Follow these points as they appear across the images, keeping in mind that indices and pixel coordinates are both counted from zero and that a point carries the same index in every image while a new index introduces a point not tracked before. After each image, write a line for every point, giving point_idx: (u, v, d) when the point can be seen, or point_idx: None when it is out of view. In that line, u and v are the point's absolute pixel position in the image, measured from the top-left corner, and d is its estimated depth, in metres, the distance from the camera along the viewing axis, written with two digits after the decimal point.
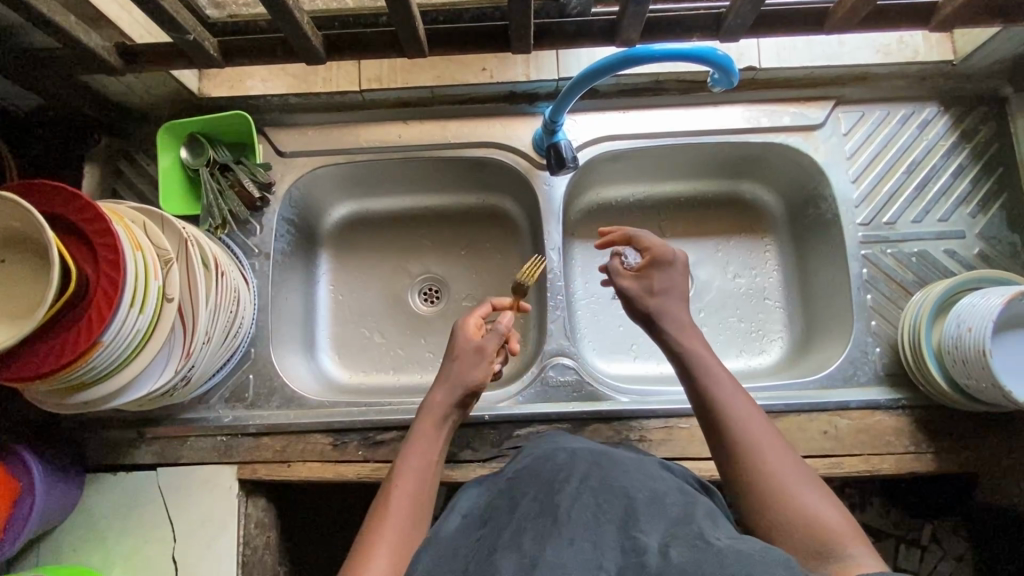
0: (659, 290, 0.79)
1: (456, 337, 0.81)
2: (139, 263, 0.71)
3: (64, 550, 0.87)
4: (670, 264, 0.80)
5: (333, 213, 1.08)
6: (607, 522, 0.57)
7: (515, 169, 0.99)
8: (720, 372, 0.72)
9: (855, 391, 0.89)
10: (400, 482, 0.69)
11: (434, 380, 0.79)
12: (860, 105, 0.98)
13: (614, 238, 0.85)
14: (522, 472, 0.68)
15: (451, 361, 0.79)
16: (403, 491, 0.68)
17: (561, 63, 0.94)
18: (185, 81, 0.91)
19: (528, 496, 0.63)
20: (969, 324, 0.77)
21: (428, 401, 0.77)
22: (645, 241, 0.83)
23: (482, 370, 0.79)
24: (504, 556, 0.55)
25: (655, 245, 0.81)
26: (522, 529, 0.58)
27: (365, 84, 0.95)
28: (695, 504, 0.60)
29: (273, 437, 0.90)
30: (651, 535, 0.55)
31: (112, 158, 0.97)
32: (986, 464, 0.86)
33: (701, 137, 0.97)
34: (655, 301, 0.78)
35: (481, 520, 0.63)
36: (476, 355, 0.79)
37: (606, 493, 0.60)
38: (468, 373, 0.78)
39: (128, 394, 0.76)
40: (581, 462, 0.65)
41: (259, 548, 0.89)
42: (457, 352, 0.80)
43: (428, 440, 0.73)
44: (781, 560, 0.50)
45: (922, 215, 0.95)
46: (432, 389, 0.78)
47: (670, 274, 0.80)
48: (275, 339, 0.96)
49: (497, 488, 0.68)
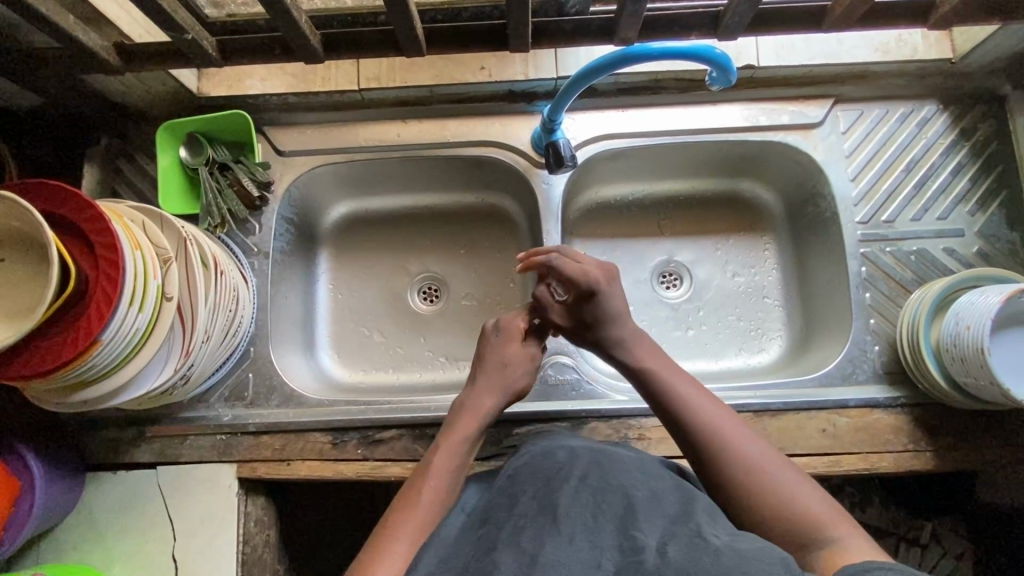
0: (593, 322, 0.79)
1: (507, 337, 0.80)
2: (139, 262, 0.71)
3: (64, 549, 0.87)
4: (595, 293, 0.78)
5: (333, 212, 1.08)
6: (606, 520, 0.57)
7: (514, 168, 0.99)
8: (681, 381, 0.71)
9: (854, 389, 0.89)
10: (436, 480, 0.68)
11: (478, 380, 0.77)
12: (859, 104, 0.98)
13: (530, 263, 0.81)
14: (520, 469, 0.68)
15: (500, 362, 0.78)
16: (436, 489, 0.67)
17: (559, 61, 0.94)
18: (184, 80, 0.91)
19: (527, 493, 0.63)
20: (967, 322, 0.77)
21: (472, 400, 0.76)
22: (565, 269, 0.79)
23: (527, 378, 0.79)
24: (503, 552, 0.55)
25: (575, 277, 0.78)
26: (521, 526, 0.58)
27: (364, 83, 0.95)
28: (693, 500, 0.60)
29: (273, 435, 0.90)
30: (650, 534, 0.55)
31: (110, 158, 0.97)
32: (985, 462, 0.86)
33: (700, 136, 0.97)
34: (593, 333, 0.78)
35: (482, 519, 0.63)
36: (525, 363, 0.79)
37: (604, 490, 0.60)
38: (512, 378, 0.78)
39: (128, 393, 0.77)
40: (580, 460, 0.66)
41: (259, 547, 0.89)
42: (507, 353, 0.79)
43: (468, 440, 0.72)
44: (780, 560, 0.50)
45: (921, 214, 0.95)
46: (477, 387, 0.77)
47: (598, 304, 0.78)
48: (275, 338, 0.96)
49: (496, 486, 0.68)
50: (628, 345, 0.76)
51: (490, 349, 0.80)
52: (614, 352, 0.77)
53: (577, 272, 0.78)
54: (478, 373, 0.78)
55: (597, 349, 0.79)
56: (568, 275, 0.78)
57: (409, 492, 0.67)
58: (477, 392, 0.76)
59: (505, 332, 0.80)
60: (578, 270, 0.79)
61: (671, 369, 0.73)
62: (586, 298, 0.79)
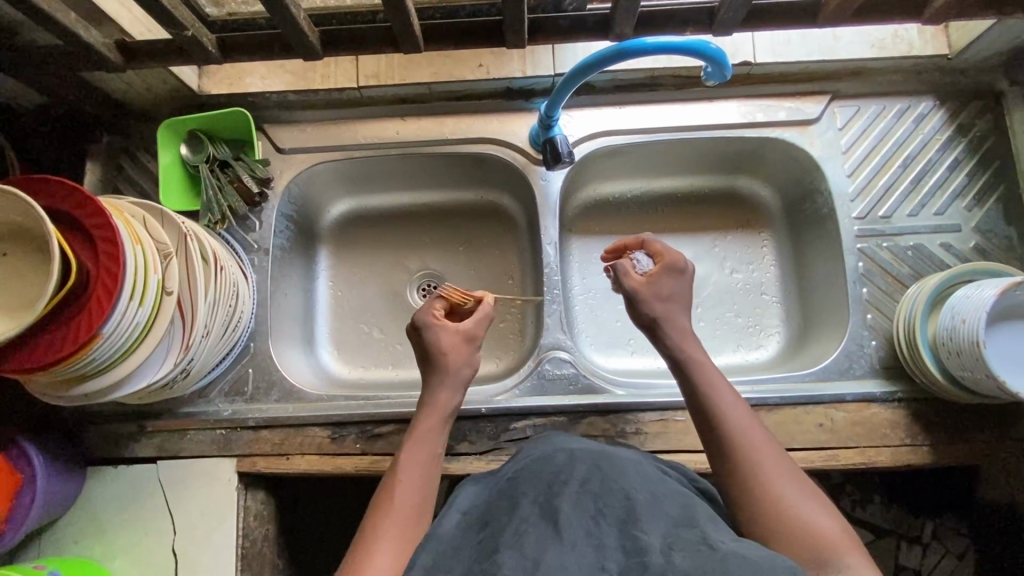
0: (668, 297, 0.79)
1: (437, 331, 0.79)
2: (139, 256, 0.73)
3: (65, 542, 0.87)
4: (676, 271, 0.80)
5: (333, 210, 1.09)
6: (609, 524, 0.58)
7: (512, 165, 0.99)
8: (720, 383, 0.72)
9: (851, 384, 0.89)
10: (407, 475, 0.69)
11: (429, 382, 0.78)
12: (855, 100, 0.98)
13: (628, 244, 0.88)
14: (521, 472, 0.68)
15: (440, 354, 0.78)
16: (412, 483, 0.69)
17: (556, 58, 0.95)
18: (185, 78, 0.92)
19: (529, 495, 0.63)
20: (963, 316, 0.78)
21: (430, 396, 0.77)
22: (656, 247, 0.83)
23: (473, 358, 0.79)
24: (506, 553, 0.56)
25: (665, 250, 0.82)
26: (524, 528, 0.58)
27: (363, 81, 0.95)
28: (694, 504, 0.62)
29: (272, 430, 0.91)
30: (653, 535, 0.56)
31: (113, 155, 0.98)
32: (983, 457, 0.86)
33: (696, 132, 0.98)
34: (661, 308, 0.78)
35: (482, 522, 0.64)
36: (466, 344, 0.79)
37: (606, 494, 0.61)
38: (460, 367, 0.78)
39: (128, 386, 0.77)
40: (581, 462, 0.66)
41: (258, 540, 0.90)
42: (444, 346, 0.78)
43: (433, 436, 0.74)
44: (786, 569, 0.51)
45: (917, 209, 0.95)
46: (434, 381, 0.77)
47: (678, 283, 0.80)
48: (275, 334, 0.97)
49: (498, 486, 0.69)
50: (686, 333, 0.77)
51: (423, 341, 0.79)
52: (665, 337, 0.77)
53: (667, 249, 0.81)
54: (425, 374, 0.78)
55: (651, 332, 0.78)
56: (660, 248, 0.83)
57: (385, 493, 0.68)
58: (438, 387, 0.77)
59: (425, 324, 0.79)
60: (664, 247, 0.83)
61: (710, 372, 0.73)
62: (670, 272, 0.80)
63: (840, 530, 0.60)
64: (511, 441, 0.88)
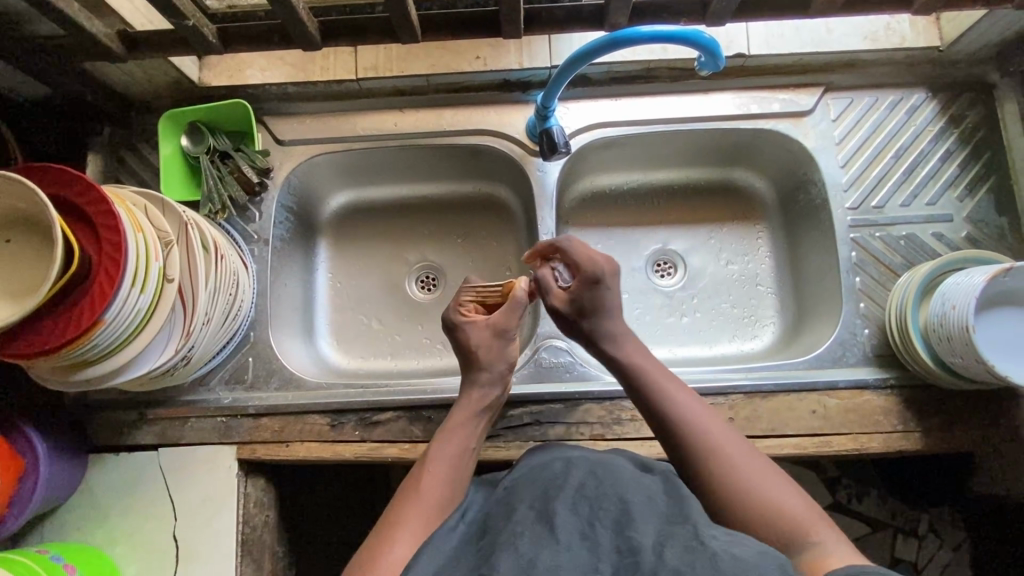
0: (591, 310, 0.79)
1: (466, 330, 0.82)
2: (140, 244, 0.74)
3: (68, 529, 0.88)
4: (599, 281, 0.79)
5: (332, 202, 1.10)
6: (603, 525, 0.58)
7: (509, 156, 1.00)
8: (676, 390, 0.73)
9: (844, 371, 0.90)
10: (435, 465, 0.71)
11: (466, 380, 0.81)
12: (849, 92, 0.99)
13: (545, 250, 0.86)
14: (517, 482, 0.68)
15: (472, 351, 0.81)
16: (438, 474, 0.70)
17: (553, 50, 0.96)
18: (186, 70, 0.93)
19: (524, 503, 0.63)
20: (953, 302, 0.79)
21: (467, 393, 0.80)
22: (575, 253, 0.82)
23: (506, 352, 0.82)
24: (502, 557, 0.55)
25: (582, 262, 0.80)
26: (519, 533, 0.58)
27: (362, 72, 0.96)
28: (688, 503, 0.61)
29: (272, 417, 0.92)
30: (646, 534, 0.56)
31: (114, 148, 0.99)
32: (974, 443, 0.87)
33: (692, 124, 0.99)
34: (589, 321, 0.80)
35: (481, 532, 0.63)
36: (497, 339, 0.81)
37: (601, 498, 0.61)
38: (495, 361, 0.81)
39: (129, 373, 0.78)
40: (578, 470, 0.66)
41: (258, 527, 0.91)
42: (475, 343, 0.81)
43: (466, 428, 0.77)
44: (774, 567, 0.51)
45: (909, 199, 0.96)
46: (470, 379, 0.81)
47: (599, 293, 0.79)
48: (275, 323, 0.98)
49: (495, 498, 0.68)
50: (619, 337, 0.79)
51: (457, 339, 0.83)
52: (603, 344, 0.79)
53: (586, 256, 0.80)
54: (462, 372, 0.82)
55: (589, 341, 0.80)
56: (578, 258, 0.81)
57: (412, 483, 0.70)
58: (472, 383, 0.81)
59: (456, 322, 0.83)
60: (583, 254, 0.81)
61: (661, 373, 0.75)
62: (588, 285, 0.80)
63: (825, 523, 0.60)
64: (508, 428, 0.89)
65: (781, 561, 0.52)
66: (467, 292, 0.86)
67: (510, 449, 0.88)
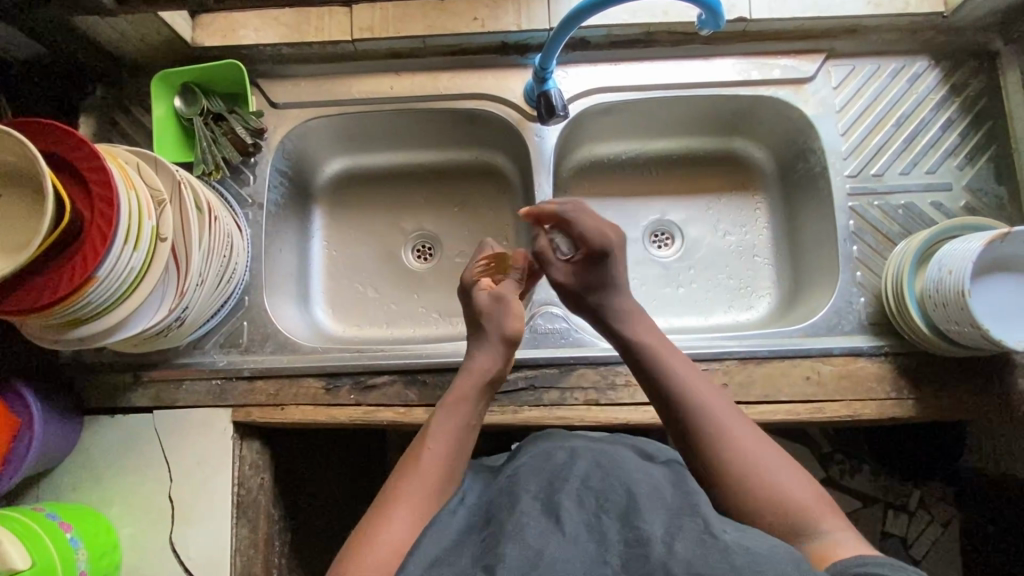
0: (598, 286, 0.80)
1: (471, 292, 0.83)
2: (133, 201, 0.73)
3: (64, 489, 0.89)
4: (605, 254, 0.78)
5: (327, 169, 1.09)
6: (610, 518, 0.59)
7: (506, 121, 0.99)
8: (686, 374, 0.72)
9: (840, 339, 0.90)
10: (436, 438, 0.70)
11: (474, 347, 0.80)
12: (851, 59, 0.98)
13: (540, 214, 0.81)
14: (520, 470, 0.69)
15: (477, 316, 0.80)
16: (438, 446, 0.69)
17: (552, 12, 0.95)
18: (178, 29, 0.91)
19: (528, 492, 0.63)
20: (950, 266, 0.78)
21: (472, 363, 0.78)
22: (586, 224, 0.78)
23: (513, 316, 0.79)
24: (507, 546, 0.55)
25: (592, 235, 0.78)
26: (525, 522, 0.58)
27: (357, 34, 0.95)
28: (695, 495, 0.62)
29: (267, 380, 0.92)
30: (654, 525, 0.56)
31: (107, 110, 0.98)
32: (967, 411, 0.87)
33: (691, 90, 0.98)
34: (597, 296, 0.80)
35: (484, 514, 0.64)
36: (499, 303, 0.80)
37: (607, 491, 0.62)
38: (501, 324, 0.79)
39: (124, 331, 0.78)
40: (582, 462, 0.67)
41: (253, 489, 0.92)
42: (483, 306, 0.80)
43: (469, 402, 0.74)
44: (784, 556, 0.53)
45: (909, 167, 0.95)
46: (475, 348, 0.79)
47: (604, 267, 0.79)
48: (269, 287, 0.98)
49: (495, 485, 0.68)
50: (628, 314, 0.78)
51: (467, 302, 0.83)
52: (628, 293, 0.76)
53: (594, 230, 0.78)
54: (472, 342, 0.80)
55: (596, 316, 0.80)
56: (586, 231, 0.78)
57: (411, 456, 0.69)
58: (478, 352, 0.78)
59: (468, 289, 0.83)
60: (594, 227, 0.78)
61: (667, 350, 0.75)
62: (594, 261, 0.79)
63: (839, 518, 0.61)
64: (503, 392, 0.89)
65: (795, 556, 0.53)
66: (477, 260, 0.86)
67: (504, 413, 0.88)
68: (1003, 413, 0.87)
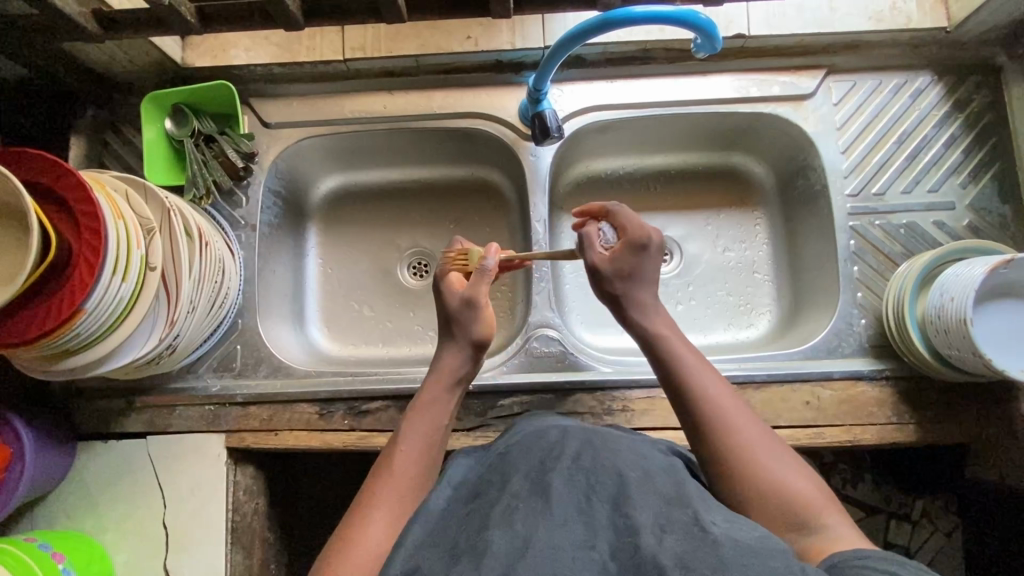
0: (629, 275, 0.75)
1: (445, 289, 0.77)
2: (121, 231, 0.72)
3: (57, 515, 0.89)
4: (644, 246, 0.75)
5: (322, 186, 1.08)
6: (601, 501, 0.55)
7: (502, 140, 0.98)
8: (708, 381, 0.68)
9: (839, 362, 0.89)
10: (406, 443, 0.68)
11: (441, 344, 0.76)
12: (852, 74, 0.96)
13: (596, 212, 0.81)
14: (511, 448, 0.65)
15: (447, 318, 0.76)
16: (409, 452, 0.67)
17: (547, 30, 0.93)
18: (168, 50, 0.90)
19: (519, 471, 0.60)
20: (952, 293, 0.77)
21: (438, 363, 0.74)
22: (625, 217, 0.77)
23: (485, 323, 0.75)
24: (493, 528, 0.53)
25: (631, 225, 0.76)
26: (514, 504, 0.55)
27: (350, 53, 0.94)
28: (686, 484, 0.59)
29: (260, 406, 0.91)
30: (644, 512, 0.54)
31: (98, 131, 0.97)
32: (968, 435, 0.86)
33: (688, 108, 0.96)
34: (623, 285, 0.75)
35: (473, 496, 0.61)
36: (468, 308, 0.75)
37: (597, 470, 0.58)
38: (472, 329, 0.74)
39: (113, 362, 0.78)
40: (573, 439, 0.63)
41: (247, 515, 0.91)
42: (454, 307, 0.75)
43: (438, 404, 0.71)
44: (777, 549, 0.50)
45: (911, 186, 0.93)
46: (443, 346, 0.75)
47: (642, 259, 0.75)
48: (263, 309, 0.97)
49: (486, 463, 0.66)
50: (650, 307, 0.74)
51: (438, 296, 0.78)
52: (621, 322, 0.75)
53: (634, 221, 0.76)
54: (441, 340, 0.76)
55: (616, 305, 0.76)
56: (627, 223, 0.76)
57: (384, 463, 0.67)
58: (446, 350, 0.75)
59: (439, 285, 0.78)
60: (635, 221, 0.76)
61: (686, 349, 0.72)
62: (633, 249, 0.75)
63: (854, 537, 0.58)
64: (498, 418, 0.88)
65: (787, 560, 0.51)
66: (452, 252, 0.82)
67: None
68: (1006, 437, 0.86)
